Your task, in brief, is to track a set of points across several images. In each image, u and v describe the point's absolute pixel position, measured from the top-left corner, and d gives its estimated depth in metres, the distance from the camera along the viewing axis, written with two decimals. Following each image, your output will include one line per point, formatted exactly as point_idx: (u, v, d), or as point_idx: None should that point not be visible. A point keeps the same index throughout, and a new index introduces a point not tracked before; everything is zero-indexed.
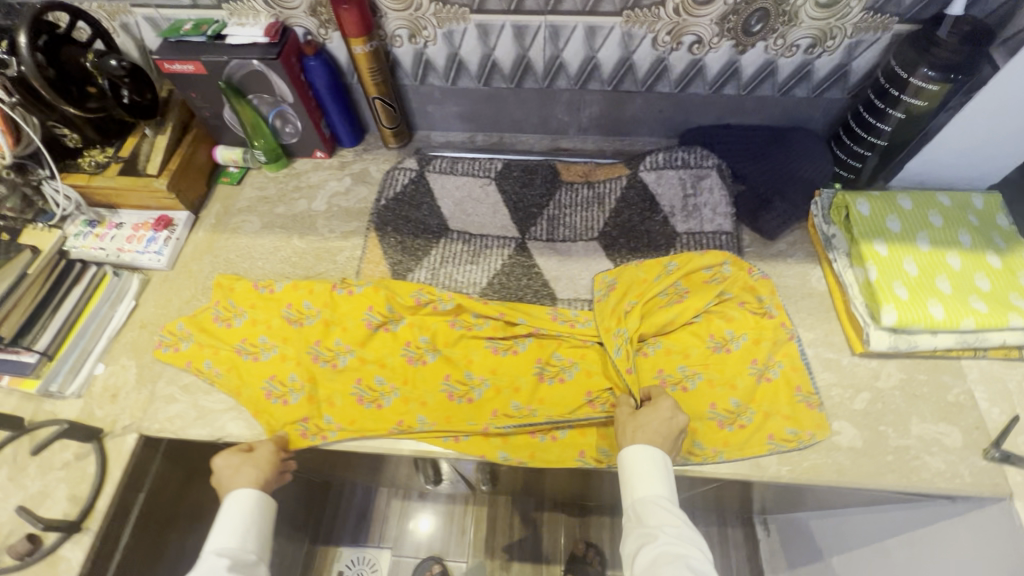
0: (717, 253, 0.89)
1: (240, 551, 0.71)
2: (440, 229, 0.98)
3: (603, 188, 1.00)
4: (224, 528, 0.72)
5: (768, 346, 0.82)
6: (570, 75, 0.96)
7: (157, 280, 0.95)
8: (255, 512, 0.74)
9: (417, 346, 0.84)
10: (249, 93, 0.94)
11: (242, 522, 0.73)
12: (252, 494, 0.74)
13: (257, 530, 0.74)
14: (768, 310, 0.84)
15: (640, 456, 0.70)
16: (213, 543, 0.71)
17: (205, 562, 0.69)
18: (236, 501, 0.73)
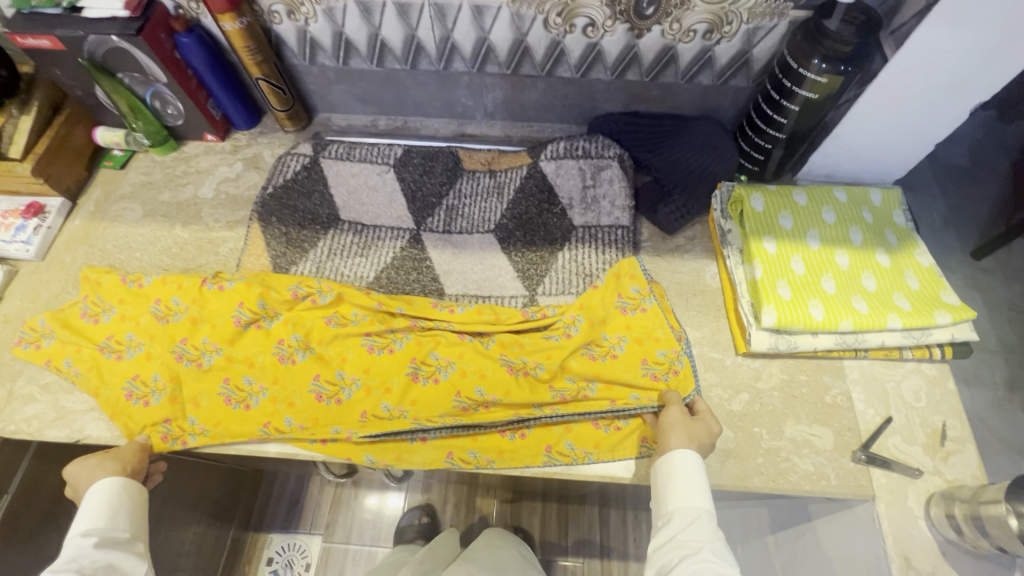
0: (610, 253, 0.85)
1: (109, 531, 0.68)
2: (330, 219, 0.94)
3: (504, 178, 0.96)
4: (88, 511, 0.68)
5: (651, 345, 0.78)
6: (465, 58, 0.91)
7: (26, 271, 0.90)
8: (120, 494, 0.70)
9: (289, 345, 0.81)
10: (119, 72, 0.88)
11: (108, 505, 0.69)
12: (116, 480, 0.70)
13: (127, 510, 0.70)
14: (644, 301, 0.81)
15: (686, 464, 0.66)
16: (79, 526, 0.68)
17: (71, 545, 0.66)
18: (102, 485, 0.69)
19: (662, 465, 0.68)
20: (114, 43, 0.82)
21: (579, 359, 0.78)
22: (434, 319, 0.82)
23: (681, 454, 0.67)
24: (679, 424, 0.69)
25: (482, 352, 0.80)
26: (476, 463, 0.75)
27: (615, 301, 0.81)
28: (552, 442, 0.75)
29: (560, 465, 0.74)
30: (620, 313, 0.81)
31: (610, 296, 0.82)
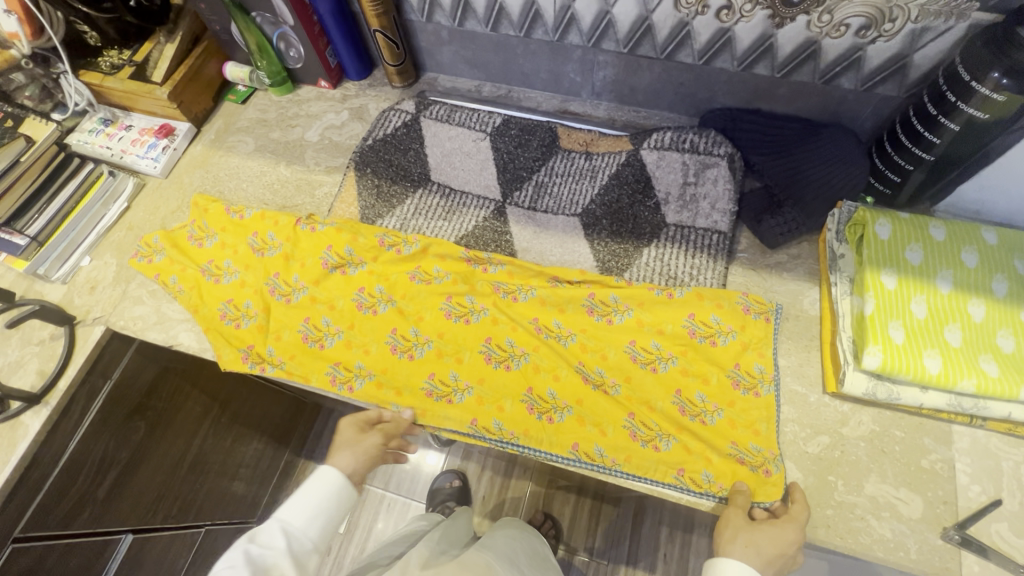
0: (731, 316, 0.76)
1: (301, 535, 0.70)
2: (421, 178, 0.95)
3: (600, 161, 0.92)
4: (301, 501, 0.72)
5: (746, 434, 0.70)
6: (582, 31, 0.87)
7: (151, 186, 0.99)
8: (327, 500, 0.73)
9: (370, 294, 0.83)
10: (252, 11, 0.93)
11: (316, 502, 0.72)
12: (333, 475, 0.74)
13: (323, 520, 0.72)
14: (761, 385, 0.73)
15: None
16: (284, 515, 0.72)
17: (269, 532, 0.69)
18: (320, 476, 0.74)
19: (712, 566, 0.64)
20: None
21: (666, 406, 0.73)
22: (516, 286, 0.81)
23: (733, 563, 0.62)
24: (739, 528, 0.64)
25: (558, 348, 0.77)
26: (500, 434, 0.74)
27: (728, 371, 0.74)
28: (584, 441, 0.72)
29: (604, 470, 0.71)
30: (728, 383, 0.73)
31: (726, 361, 0.74)
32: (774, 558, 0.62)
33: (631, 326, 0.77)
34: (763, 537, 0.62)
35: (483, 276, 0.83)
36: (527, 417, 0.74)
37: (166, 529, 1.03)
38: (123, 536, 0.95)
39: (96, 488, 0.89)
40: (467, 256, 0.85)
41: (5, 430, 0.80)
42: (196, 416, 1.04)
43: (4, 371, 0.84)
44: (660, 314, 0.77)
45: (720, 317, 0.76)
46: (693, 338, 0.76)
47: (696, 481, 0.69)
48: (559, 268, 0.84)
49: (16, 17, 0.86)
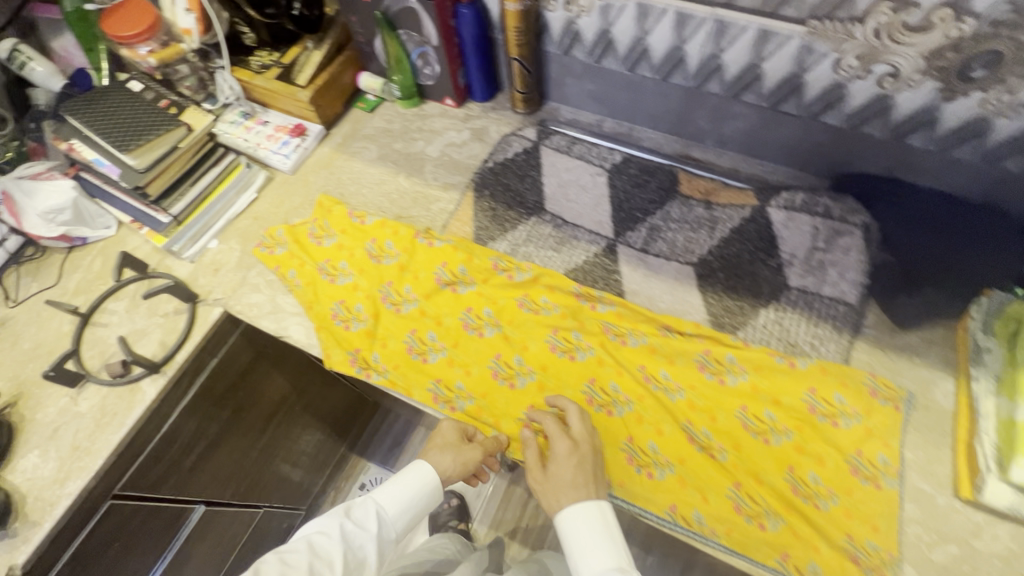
0: (857, 398, 0.71)
1: (389, 524, 0.70)
2: (535, 207, 0.95)
3: (721, 213, 0.90)
4: (398, 489, 0.71)
5: (864, 528, 0.65)
6: (724, 81, 0.86)
7: (279, 180, 1.05)
8: (422, 495, 0.72)
9: (478, 316, 0.84)
10: (400, 28, 0.97)
11: (409, 493, 0.72)
12: (433, 474, 0.73)
13: (411, 512, 0.72)
14: (883, 478, 0.68)
15: (593, 511, 0.65)
16: (379, 493, 0.71)
17: (364, 509, 0.69)
18: (420, 468, 0.73)
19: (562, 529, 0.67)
20: (408, 4, 0.91)
21: (776, 483, 0.69)
22: (628, 331, 0.79)
23: (581, 503, 0.66)
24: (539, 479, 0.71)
25: (664, 401, 0.75)
26: None
27: (847, 457, 0.69)
28: (683, 504, 0.69)
29: (699, 537, 0.68)
30: (846, 469, 0.68)
31: (846, 445, 0.69)
32: (588, 484, 0.67)
33: (744, 390, 0.73)
34: (560, 473, 0.68)
35: (593, 315, 0.82)
36: (624, 468, 0.72)
37: (231, 505, 1.06)
38: (195, 507, 0.98)
39: (184, 458, 0.92)
40: (578, 292, 0.84)
41: (126, 393, 0.85)
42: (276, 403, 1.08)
43: (131, 337, 0.89)
44: (778, 383, 0.73)
45: (844, 398, 0.71)
46: (813, 415, 0.71)
47: (801, 570, 0.64)
48: (670, 317, 0.82)
49: (193, 15, 0.97)
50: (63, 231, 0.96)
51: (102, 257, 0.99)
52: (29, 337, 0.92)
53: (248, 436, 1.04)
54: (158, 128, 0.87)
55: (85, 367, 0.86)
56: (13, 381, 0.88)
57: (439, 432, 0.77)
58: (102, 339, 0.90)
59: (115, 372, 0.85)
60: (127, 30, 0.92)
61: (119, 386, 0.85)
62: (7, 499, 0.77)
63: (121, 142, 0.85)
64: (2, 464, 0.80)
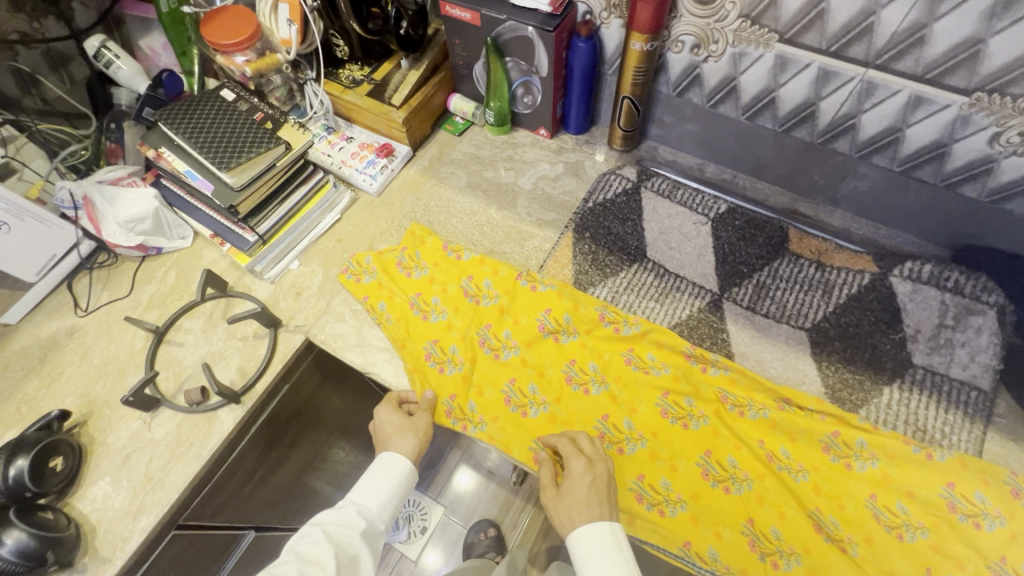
0: (1000, 497, 0.66)
1: (374, 519, 0.73)
2: (637, 253, 0.91)
3: (835, 277, 0.86)
4: (369, 482, 0.75)
5: None
6: (855, 141, 0.82)
7: (363, 202, 1.00)
8: (397, 485, 0.76)
9: (583, 371, 0.80)
10: (508, 55, 0.93)
11: (387, 485, 0.75)
12: (404, 461, 0.77)
13: (394, 503, 0.76)
14: None
15: (606, 531, 0.67)
16: (354, 493, 0.75)
17: (347, 513, 0.72)
18: (384, 458, 0.77)
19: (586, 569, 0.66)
20: (524, 33, 0.87)
21: None
22: (747, 401, 0.75)
23: (596, 522, 0.67)
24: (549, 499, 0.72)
25: (787, 483, 0.71)
26: (714, 566, 0.69)
27: (989, 562, 0.65)
28: None
29: None
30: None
31: (989, 550, 0.65)
32: (602, 503, 0.69)
33: (874, 478, 0.69)
34: (573, 492, 0.69)
35: (707, 379, 0.77)
36: (747, 553, 0.69)
37: (277, 529, 1.02)
38: (245, 532, 0.93)
39: (243, 485, 0.88)
40: (690, 351, 0.80)
41: (202, 421, 0.80)
42: (332, 425, 1.04)
43: (208, 360, 0.85)
44: (913, 475, 0.69)
45: (986, 496, 0.67)
46: (951, 512, 0.67)
47: None
48: (787, 387, 0.77)
49: (296, 26, 0.92)
50: (140, 241, 0.92)
51: (176, 269, 0.95)
52: (99, 351, 0.87)
53: (304, 459, 1.00)
54: (258, 146, 0.84)
55: (160, 391, 0.82)
56: (83, 398, 0.83)
57: (386, 421, 0.79)
58: (176, 360, 0.85)
59: (192, 400, 0.80)
60: (228, 38, 0.88)
61: (196, 414, 0.81)
62: (77, 532, 0.72)
63: (221, 158, 0.82)
64: (71, 491, 0.76)
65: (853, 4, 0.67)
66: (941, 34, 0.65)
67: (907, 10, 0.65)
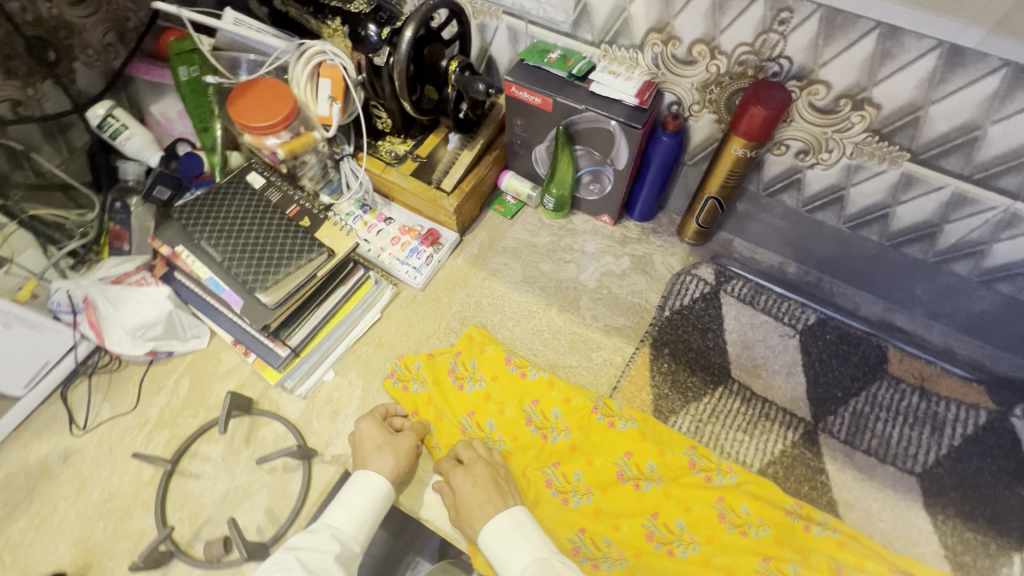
0: None
1: (348, 541, 0.62)
2: (720, 372, 0.81)
3: (944, 411, 0.77)
4: (344, 502, 0.64)
5: None
6: (979, 266, 0.74)
7: (405, 297, 0.88)
8: (373, 501, 0.65)
9: (667, 528, 0.69)
10: (578, 144, 0.83)
11: (364, 502, 0.65)
12: (382, 481, 0.66)
13: (370, 525, 0.64)
14: None
15: (505, 522, 0.64)
16: (325, 515, 0.64)
17: (318, 536, 0.61)
18: (359, 476, 0.67)
19: (489, 542, 0.63)
20: (605, 125, 0.77)
21: None
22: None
23: (492, 520, 0.64)
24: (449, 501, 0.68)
25: None
26: None
27: None
28: None
29: None
30: None
31: None
32: (491, 497, 0.66)
33: None
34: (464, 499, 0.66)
35: (817, 547, 0.67)
36: None
37: None
38: None
39: None
40: (793, 508, 0.70)
41: None
42: None
43: (230, 499, 0.73)
44: None
45: None
46: None
47: None
48: (905, 556, 0.68)
49: (337, 104, 0.80)
50: (151, 347, 0.79)
51: (190, 377, 0.82)
52: (99, 485, 0.74)
53: None
54: (298, 256, 0.75)
55: (175, 542, 0.69)
56: (80, 546, 0.70)
57: (367, 438, 0.70)
58: (192, 496, 0.73)
59: (214, 555, 0.67)
60: (261, 120, 0.76)
61: (217, 571, 0.68)
62: None
63: (258, 273, 0.73)
64: None
65: (1016, 137, 0.58)
66: None
67: None
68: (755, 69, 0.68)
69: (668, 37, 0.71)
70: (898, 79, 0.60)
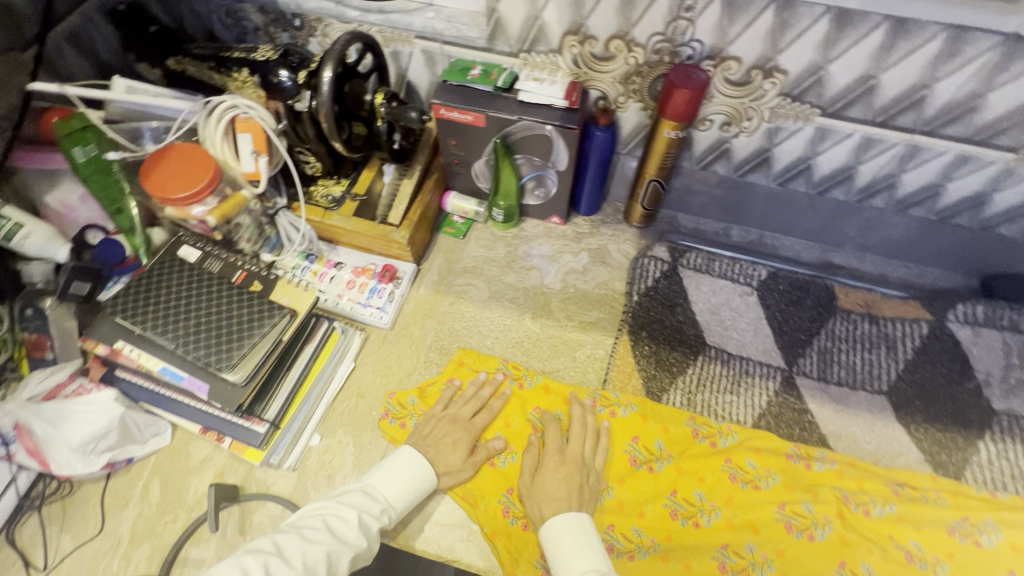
0: None
1: (391, 513, 0.63)
2: (696, 342, 0.85)
3: (893, 330, 0.84)
4: (394, 476, 0.65)
5: None
6: (894, 197, 0.82)
7: (376, 339, 0.85)
8: (418, 481, 0.66)
9: (687, 501, 0.71)
10: (517, 153, 0.84)
11: (413, 482, 0.66)
12: (429, 480, 0.67)
13: (410, 502, 0.65)
14: None
15: (574, 523, 0.62)
16: (375, 480, 0.65)
17: (371, 501, 0.62)
18: (412, 458, 0.67)
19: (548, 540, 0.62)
20: (542, 131, 0.78)
21: None
22: (868, 496, 0.69)
23: (562, 514, 0.63)
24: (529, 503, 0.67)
25: None
26: None
27: None
28: None
29: None
30: None
31: None
32: (570, 495, 0.66)
33: (1009, 553, 0.65)
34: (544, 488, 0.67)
35: (823, 483, 0.71)
36: None
37: None
38: None
39: None
40: (792, 451, 0.74)
41: None
42: None
43: None
44: None
45: None
46: None
47: None
48: (894, 469, 0.74)
49: (263, 158, 0.76)
50: (107, 459, 0.71)
51: (160, 479, 0.74)
52: None
53: None
54: (259, 324, 0.71)
55: None
56: None
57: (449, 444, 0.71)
58: None
59: None
60: (182, 189, 0.71)
61: None
62: None
63: (217, 353, 0.68)
64: None
65: (905, 80, 0.65)
66: (995, 101, 0.65)
67: (962, 82, 0.64)
68: (670, 55, 0.72)
69: (584, 37, 0.74)
70: (798, 45, 0.65)
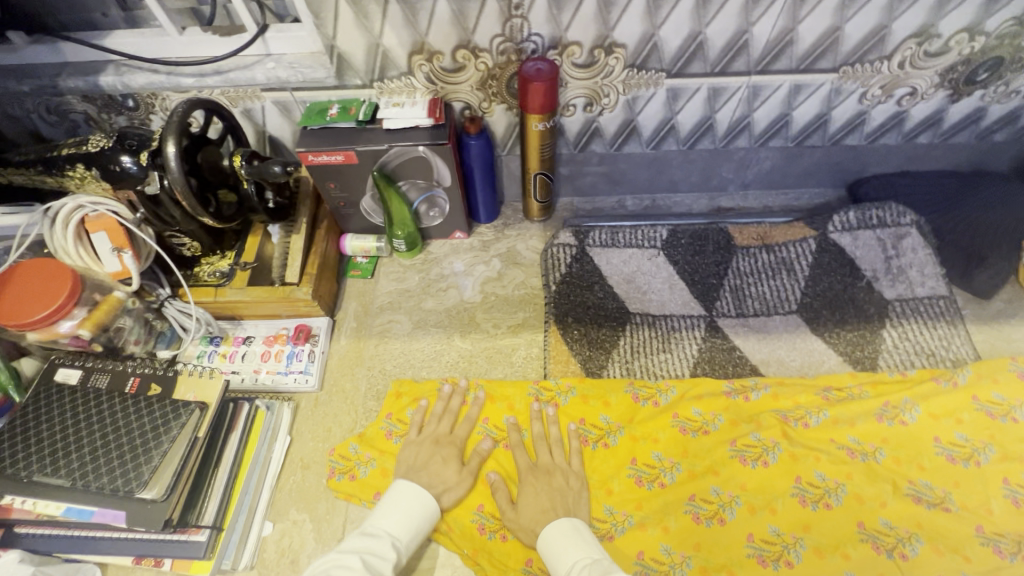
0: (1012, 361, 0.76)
1: (399, 548, 0.62)
2: (621, 314, 0.87)
3: (787, 253, 0.91)
4: (394, 509, 0.65)
5: None
6: (753, 134, 0.88)
7: (307, 404, 0.81)
8: (422, 510, 0.66)
9: (648, 465, 0.72)
10: (399, 180, 0.82)
11: (416, 513, 0.65)
12: (435, 508, 0.67)
13: (418, 534, 0.64)
14: None
15: (566, 524, 0.64)
16: (374, 520, 0.64)
17: (373, 540, 0.61)
18: (409, 487, 0.67)
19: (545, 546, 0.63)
20: (417, 152, 0.77)
21: (1004, 502, 0.67)
22: (803, 409, 0.74)
23: (553, 522, 0.65)
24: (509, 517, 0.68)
25: (873, 468, 0.70)
26: None
27: None
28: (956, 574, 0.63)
29: None
30: None
31: None
32: (554, 503, 0.68)
33: (928, 422, 0.72)
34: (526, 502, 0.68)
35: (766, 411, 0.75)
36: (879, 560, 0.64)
37: None
38: None
39: None
40: (729, 388, 0.78)
41: None
42: None
43: None
44: (949, 403, 0.73)
45: (1004, 393, 0.73)
46: (995, 419, 0.71)
47: None
48: (820, 376, 0.79)
49: (129, 253, 0.71)
50: None
51: None
52: None
53: None
54: (167, 428, 0.66)
55: None
56: None
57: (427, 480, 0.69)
58: None
59: None
60: (36, 309, 0.63)
61: None
62: None
63: (124, 475, 0.62)
64: None
65: (727, 30, 0.71)
66: (805, 32, 0.72)
67: (774, 21, 0.70)
68: (516, 53, 0.74)
69: (430, 54, 0.74)
70: (626, 19, 0.69)
